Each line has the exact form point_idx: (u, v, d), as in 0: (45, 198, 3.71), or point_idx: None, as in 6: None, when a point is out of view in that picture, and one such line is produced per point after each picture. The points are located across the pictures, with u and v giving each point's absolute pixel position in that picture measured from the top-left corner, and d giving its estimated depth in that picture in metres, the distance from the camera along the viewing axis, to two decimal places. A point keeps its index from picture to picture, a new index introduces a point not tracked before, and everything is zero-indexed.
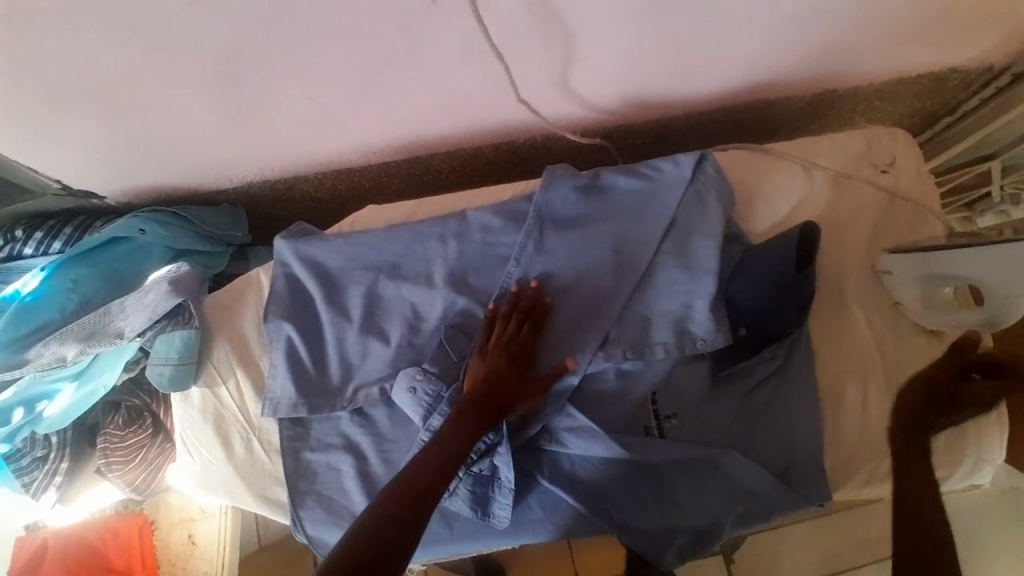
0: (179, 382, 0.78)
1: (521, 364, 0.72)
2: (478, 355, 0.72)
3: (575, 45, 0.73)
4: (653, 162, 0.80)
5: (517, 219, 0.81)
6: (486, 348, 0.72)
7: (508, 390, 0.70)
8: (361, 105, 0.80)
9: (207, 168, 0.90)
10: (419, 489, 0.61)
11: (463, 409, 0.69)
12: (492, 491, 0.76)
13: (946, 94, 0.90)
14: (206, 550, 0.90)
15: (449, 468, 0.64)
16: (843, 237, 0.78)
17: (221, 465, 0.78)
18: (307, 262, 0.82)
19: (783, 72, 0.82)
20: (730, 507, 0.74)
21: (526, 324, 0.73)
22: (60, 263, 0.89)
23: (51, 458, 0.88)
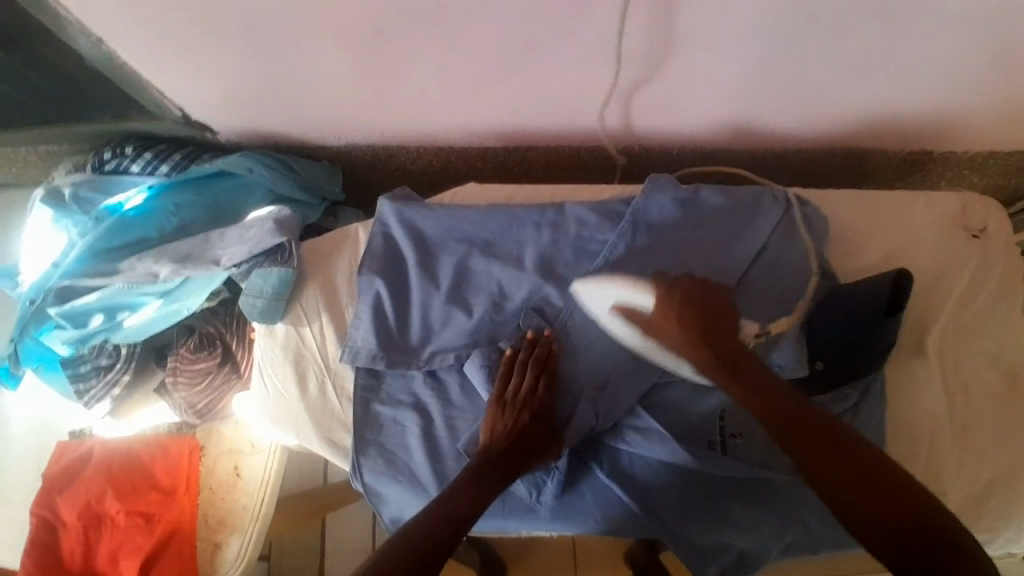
0: (268, 315, 0.82)
1: (537, 414, 0.74)
2: (487, 410, 0.74)
3: (708, 66, 0.76)
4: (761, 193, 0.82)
5: (612, 219, 0.82)
6: (503, 402, 0.74)
7: (525, 442, 0.73)
8: (487, 88, 0.83)
9: (320, 121, 0.93)
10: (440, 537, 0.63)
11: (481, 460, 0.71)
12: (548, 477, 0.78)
13: None
14: (249, 484, 0.93)
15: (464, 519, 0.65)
16: (926, 293, 0.82)
17: (293, 399, 0.82)
18: (406, 225, 0.84)
19: (890, 125, 0.86)
20: (780, 533, 0.75)
21: (541, 375, 0.75)
22: (166, 185, 0.92)
23: (115, 368, 0.91)
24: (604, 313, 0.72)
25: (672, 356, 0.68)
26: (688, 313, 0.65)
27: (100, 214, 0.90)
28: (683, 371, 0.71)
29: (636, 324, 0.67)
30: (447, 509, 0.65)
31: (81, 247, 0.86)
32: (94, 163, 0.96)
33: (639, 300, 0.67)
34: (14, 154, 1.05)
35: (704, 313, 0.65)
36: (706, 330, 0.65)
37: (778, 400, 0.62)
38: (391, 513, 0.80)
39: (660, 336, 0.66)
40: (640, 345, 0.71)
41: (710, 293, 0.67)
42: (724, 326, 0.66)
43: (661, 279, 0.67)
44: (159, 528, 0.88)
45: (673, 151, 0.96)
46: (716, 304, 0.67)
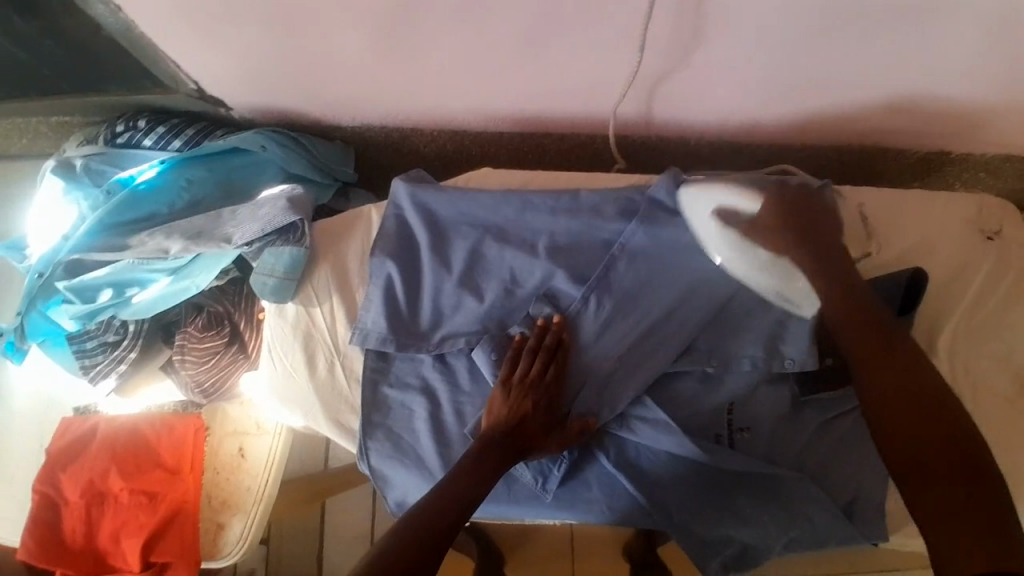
0: (279, 295, 0.81)
1: (542, 402, 0.74)
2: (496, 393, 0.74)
3: (729, 57, 0.76)
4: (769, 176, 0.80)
5: (630, 208, 0.81)
6: (508, 387, 0.74)
7: (528, 429, 0.73)
8: (505, 72, 0.83)
9: (334, 101, 0.92)
10: (434, 523, 0.63)
11: (481, 443, 0.71)
12: (556, 467, 0.77)
13: None
14: (254, 466, 0.93)
15: (463, 503, 0.66)
16: (939, 292, 0.82)
17: (302, 379, 0.82)
18: (420, 208, 0.84)
19: (909, 122, 0.85)
20: (785, 528, 0.74)
21: (549, 362, 0.75)
22: (180, 160, 0.91)
23: (122, 344, 0.90)
24: (699, 215, 0.74)
25: (767, 257, 0.71)
26: (797, 215, 0.71)
27: (112, 186, 0.90)
28: (760, 286, 0.73)
29: (733, 225, 0.71)
30: (450, 495, 0.66)
31: (91, 221, 0.86)
32: (106, 136, 0.95)
33: (747, 202, 0.72)
34: (26, 123, 1.05)
35: (808, 218, 0.72)
36: (797, 228, 0.71)
37: (868, 319, 0.66)
38: (396, 496, 0.80)
39: (760, 235, 0.71)
40: (729, 258, 0.72)
41: (803, 206, 0.73)
42: (825, 223, 0.73)
43: (767, 191, 0.72)
44: (163, 506, 0.87)
45: (688, 143, 0.95)
46: (825, 227, 0.73)
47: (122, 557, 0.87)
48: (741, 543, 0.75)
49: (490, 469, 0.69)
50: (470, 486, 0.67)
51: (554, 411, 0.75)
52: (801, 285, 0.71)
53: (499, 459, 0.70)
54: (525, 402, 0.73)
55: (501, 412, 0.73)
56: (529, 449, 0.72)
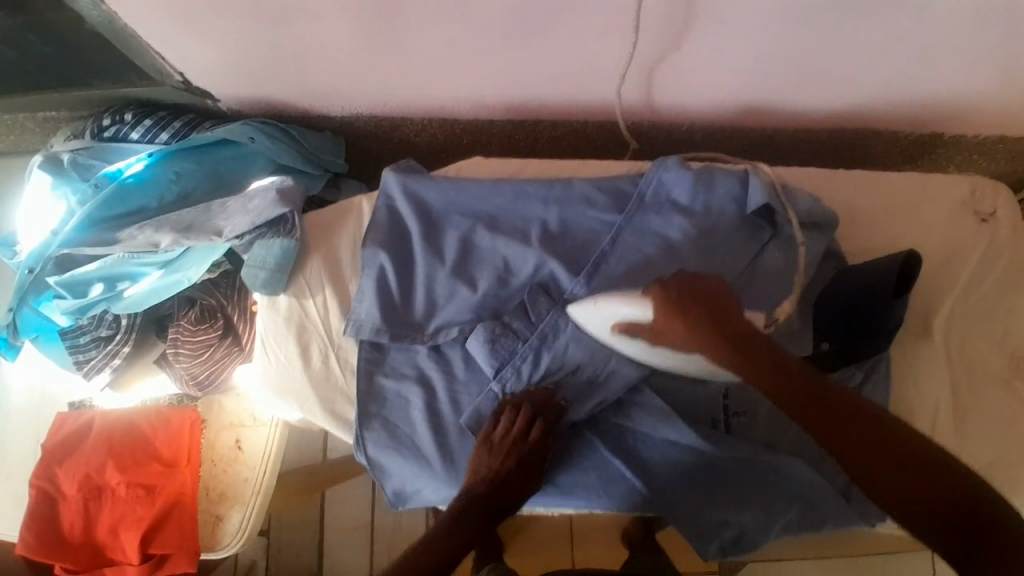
0: (272, 286, 0.81)
1: (523, 460, 0.74)
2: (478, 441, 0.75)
3: (720, 40, 0.75)
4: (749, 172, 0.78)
5: (621, 197, 0.81)
6: (490, 446, 0.74)
7: (510, 486, 0.73)
8: (495, 59, 0.82)
9: (322, 89, 0.91)
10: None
11: (460, 505, 0.72)
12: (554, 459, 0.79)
13: None
14: (251, 457, 0.93)
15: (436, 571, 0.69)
16: (933, 275, 0.82)
17: (296, 372, 0.82)
18: (411, 198, 0.83)
19: (902, 104, 0.85)
20: (783, 510, 0.75)
21: (535, 418, 0.74)
22: (167, 154, 0.90)
23: (115, 339, 0.90)
24: (603, 331, 0.71)
25: (668, 353, 0.67)
26: (692, 312, 0.62)
27: (99, 179, 0.88)
28: (681, 367, 0.70)
29: (640, 335, 0.66)
30: (434, 541, 0.69)
31: (80, 215, 0.85)
32: (93, 130, 0.95)
33: (637, 312, 0.65)
34: (12, 120, 1.03)
35: (706, 306, 0.62)
36: (698, 327, 0.61)
37: (793, 379, 0.58)
38: (394, 486, 0.81)
39: (667, 342, 0.64)
40: (647, 356, 0.70)
41: (697, 297, 0.63)
42: (728, 315, 0.62)
43: (651, 288, 0.64)
44: (160, 499, 0.87)
45: (681, 129, 0.94)
46: (724, 301, 0.63)
47: (122, 550, 0.87)
48: (738, 527, 0.76)
49: (470, 532, 0.71)
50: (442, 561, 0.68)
51: (534, 467, 0.75)
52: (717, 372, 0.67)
53: (478, 520, 0.72)
54: (508, 462, 0.73)
55: (483, 471, 0.73)
56: (508, 507, 0.74)
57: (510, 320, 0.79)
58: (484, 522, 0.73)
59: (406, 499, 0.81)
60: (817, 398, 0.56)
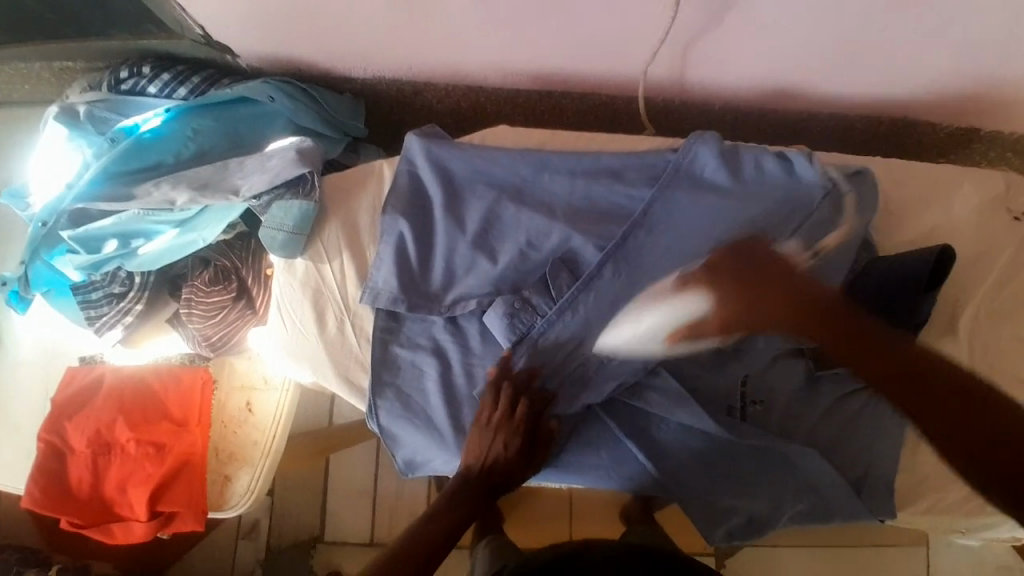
0: (288, 249, 0.80)
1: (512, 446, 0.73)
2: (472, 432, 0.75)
3: (763, 16, 0.72)
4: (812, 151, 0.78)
5: (648, 173, 0.79)
6: (479, 429, 0.75)
7: (500, 467, 0.74)
8: (527, 25, 0.79)
9: (346, 49, 0.88)
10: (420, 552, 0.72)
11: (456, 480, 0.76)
12: (569, 441, 0.78)
13: None
14: (261, 421, 0.93)
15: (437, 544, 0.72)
16: (965, 271, 0.81)
17: (311, 337, 0.81)
18: (434, 164, 0.81)
19: (945, 93, 0.82)
20: (795, 500, 0.74)
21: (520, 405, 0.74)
22: (185, 109, 0.88)
23: (128, 296, 0.89)
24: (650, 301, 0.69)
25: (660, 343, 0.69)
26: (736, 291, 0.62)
27: (115, 134, 0.86)
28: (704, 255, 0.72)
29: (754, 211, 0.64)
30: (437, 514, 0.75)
31: (94, 170, 0.83)
32: (109, 83, 0.92)
33: (688, 312, 0.65)
34: (24, 68, 1.01)
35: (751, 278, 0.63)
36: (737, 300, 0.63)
37: (725, 269, 0.64)
38: (405, 455, 0.80)
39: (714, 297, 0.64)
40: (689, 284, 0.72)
41: (744, 258, 0.63)
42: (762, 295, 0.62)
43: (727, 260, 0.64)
44: (170, 457, 0.87)
45: (713, 109, 0.91)
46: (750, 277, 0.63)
47: (129, 506, 0.88)
48: (748, 513, 0.75)
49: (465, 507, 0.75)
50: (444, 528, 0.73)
51: (524, 452, 0.75)
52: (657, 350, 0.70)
53: (474, 495, 0.75)
54: (495, 445, 0.74)
55: (473, 451, 0.75)
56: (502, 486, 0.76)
57: (529, 293, 0.78)
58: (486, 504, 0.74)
59: (416, 468, 0.81)
60: (754, 286, 0.62)
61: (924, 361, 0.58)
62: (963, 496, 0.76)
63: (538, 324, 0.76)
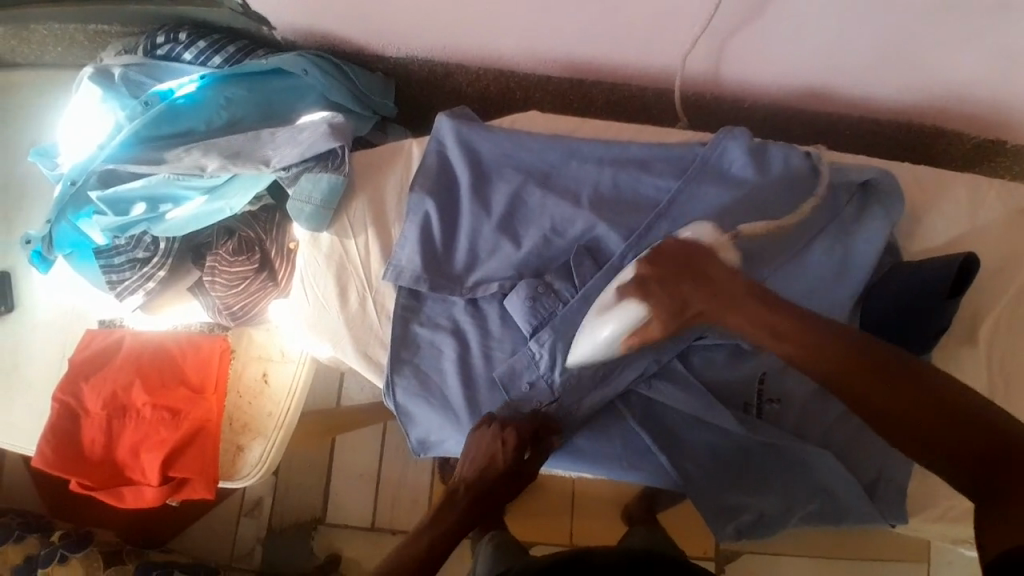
0: (315, 222, 0.80)
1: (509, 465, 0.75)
2: (478, 449, 0.75)
3: (803, 12, 0.72)
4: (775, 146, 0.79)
5: (677, 166, 0.79)
6: (478, 453, 0.75)
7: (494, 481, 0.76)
8: (564, 11, 0.79)
9: (380, 27, 0.88)
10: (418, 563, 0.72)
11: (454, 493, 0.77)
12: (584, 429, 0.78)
13: None
14: (276, 392, 0.93)
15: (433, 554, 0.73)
16: (989, 281, 0.80)
17: (333, 312, 0.82)
18: (463, 146, 0.81)
19: (980, 102, 0.81)
20: (807, 499, 0.74)
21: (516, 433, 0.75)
22: (219, 77, 0.88)
23: (152, 262, 0.90)
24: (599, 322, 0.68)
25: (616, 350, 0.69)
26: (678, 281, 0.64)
27: (149, 98, 0.87)
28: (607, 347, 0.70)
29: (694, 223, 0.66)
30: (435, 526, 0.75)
31: (127, 132, 0.84)
32: (146, 48, 0.92)
33: (630, 318, 0.65)
34: (61, 31, 1.01)
35: (693, 275, 0.64)
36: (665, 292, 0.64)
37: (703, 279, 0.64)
38: (419, 434, 0.81)
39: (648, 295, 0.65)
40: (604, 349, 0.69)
41: (679, 257, 0.65)
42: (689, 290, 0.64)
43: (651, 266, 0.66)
44: (186, 423, 0.88)
45: (744, 106, 0.91)
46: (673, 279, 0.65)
47: (141, 471, 0.88)
48: (759, 511, 0.75)
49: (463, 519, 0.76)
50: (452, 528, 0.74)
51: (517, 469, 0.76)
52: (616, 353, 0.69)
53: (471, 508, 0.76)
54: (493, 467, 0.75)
55: (472, 471, 0.75)
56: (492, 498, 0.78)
57: (552, 278, 0.78)
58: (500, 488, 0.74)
59: (429, 448, 0.81)
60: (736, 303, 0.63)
61: (897, 376, 0.56)
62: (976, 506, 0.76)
63: (559, 310, 0.77)
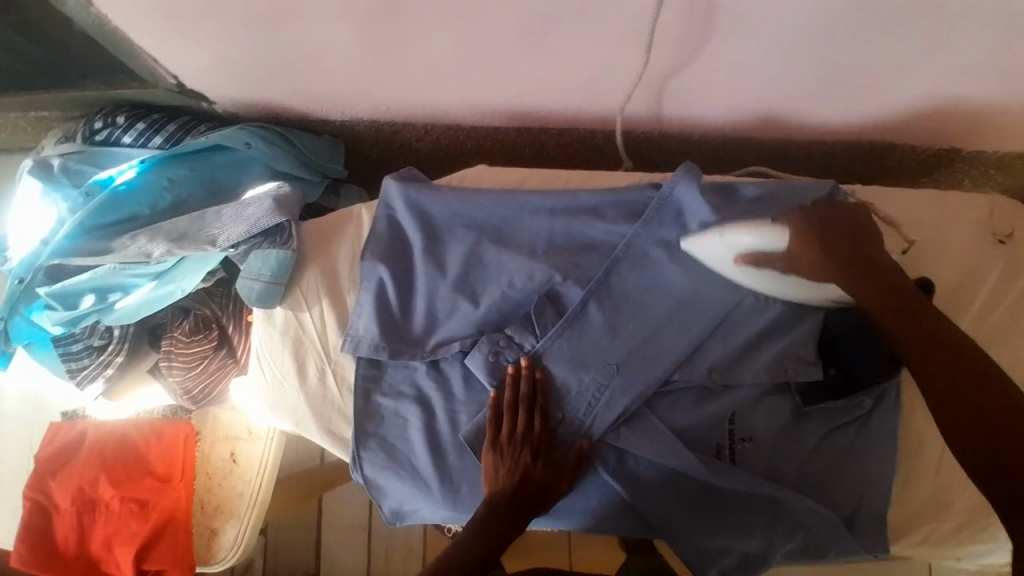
0: (266, 300, 0.78)
1: (536, 451, 0.73)
2: (507, 443, 0.73)
3: (736, 51, 0.71)
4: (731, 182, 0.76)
5: (629, 210, 0.78)
6: (501, 448, 0.73)
7: (530, 484, 0.72)
8: (500, 67, 0.78)
9: (322, 94, 0.88)
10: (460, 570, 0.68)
11: (492, 507, 0.71)
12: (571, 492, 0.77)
13: None
14: (246, 470, 0.91)
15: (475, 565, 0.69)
16: (949, 298, 0.79)
17: (292, 389, 0.79)
18: (412, 208, 0.80)
19: (924, 120, 0.81)
20: (788, 539, 0.72)
21: (531, 410, 0.74)
22: (159, 159, 0.87)
23: (108, 349, 0.88)
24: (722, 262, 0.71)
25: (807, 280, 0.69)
26: (827, 234, 0.67)
27: (89, 188, 0.86)
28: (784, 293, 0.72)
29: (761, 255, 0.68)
30: (468, 541, 0.70)
31: (70, 224, 0.82)
32: (84, 134, 0.92)
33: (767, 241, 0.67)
34: (4, 119, 1.00)
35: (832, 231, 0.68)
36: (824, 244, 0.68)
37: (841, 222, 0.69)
38: (392, 504, 0.79)
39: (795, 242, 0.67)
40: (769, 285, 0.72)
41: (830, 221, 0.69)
42: (848, 250, 0.67)
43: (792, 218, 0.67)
44: (155, 514, 0.86)
45: (691, 139, 0.90)
46: (886, 271, 0.66)
47: (115, 564, 0.85)
48: (741, 554, 0.73)
49: (503, 530, 0.71)
50: (487, 547, 0.70)
51: (547, 454, 0.74)
52: (832, 289, 0.69)
53: (509, 520, 0.71)
54: (520, 458, 0.73)
55: (500, 473, 0.72)
56: (535, 507, 0.72)
57: (512, 332, 0.77)
58: (490, 560, 0.70)
59: (404, 517, 0.79)
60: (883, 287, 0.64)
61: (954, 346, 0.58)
62: (958, 526, 0.75)
63: (520, 365, 0.76)
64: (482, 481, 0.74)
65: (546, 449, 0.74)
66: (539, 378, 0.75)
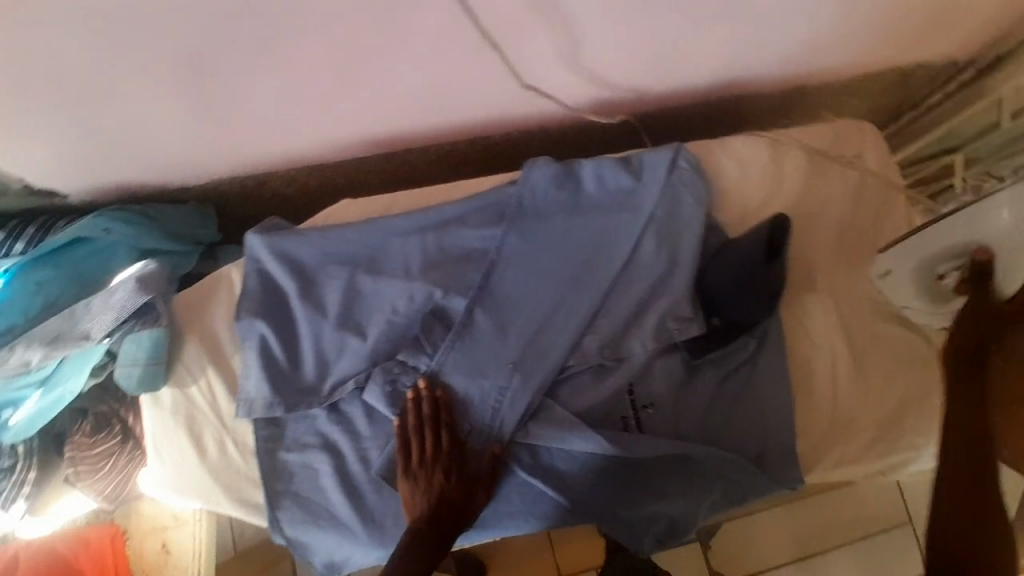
0: (149, 383, 0.76)
1: (450, 469, 0.72)
2: (418, 466, 0.72)
3: (556, 40, 0.71)
4: (576, 166, 0.77)
5: (493, 213, 0.78)
6: (414, 474, 0.72)
7: (449, 503, 0.71)
8: (335, 102, 0.77)
9: (174, 165, 0.86)
10: None
11: (413, 536, 0.70)
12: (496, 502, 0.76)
13: (915, 90, 0.91)
14: (181, 559, 0.89)
15: None
16: (812, 227, 0.80)
17: (194, 467, 0.77)
18: (280, 256, 0.79)
19: (763, 67, 0.82)
20: (703, 494, 0.73)
21: (436, 429, 0.73)
22: (23, 263, 0.82)
23: (18, 467, 0.82)
24: None
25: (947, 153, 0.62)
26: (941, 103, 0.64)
27: None
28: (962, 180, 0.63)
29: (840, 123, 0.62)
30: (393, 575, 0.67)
31: None
32: None
33: None
34: None
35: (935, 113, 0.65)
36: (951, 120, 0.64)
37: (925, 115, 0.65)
38: (322, 558, 0.76)
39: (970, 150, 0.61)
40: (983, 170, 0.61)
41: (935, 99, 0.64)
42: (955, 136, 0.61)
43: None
44: None
45: (552, 128, 0.90)
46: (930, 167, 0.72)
47: None
48: (668, 518, 0.74)
49: (427, 557, 0.69)
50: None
51: (463, 467, 0.73)
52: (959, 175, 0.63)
53: (433, 545, 0.69)
54: (435, 480, 0.72)
55: (417, 499, 0.71)
56: (458, 526, 0.71)
57: (404, 356, 0.77)
58: None
59: (340, 568, 0.77)
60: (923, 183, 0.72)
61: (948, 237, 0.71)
62: (869, 441, 0.76)
63: (419, 388, 0.75)
64: (404, 512, 0.72)
65: (459, 463, 0.73)
66: (439, 396, 0.74)
